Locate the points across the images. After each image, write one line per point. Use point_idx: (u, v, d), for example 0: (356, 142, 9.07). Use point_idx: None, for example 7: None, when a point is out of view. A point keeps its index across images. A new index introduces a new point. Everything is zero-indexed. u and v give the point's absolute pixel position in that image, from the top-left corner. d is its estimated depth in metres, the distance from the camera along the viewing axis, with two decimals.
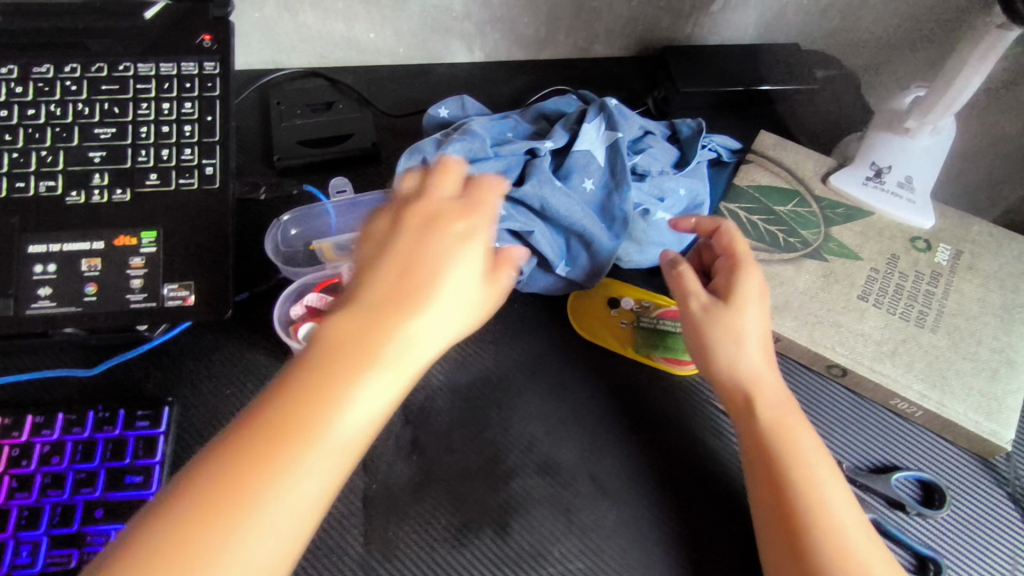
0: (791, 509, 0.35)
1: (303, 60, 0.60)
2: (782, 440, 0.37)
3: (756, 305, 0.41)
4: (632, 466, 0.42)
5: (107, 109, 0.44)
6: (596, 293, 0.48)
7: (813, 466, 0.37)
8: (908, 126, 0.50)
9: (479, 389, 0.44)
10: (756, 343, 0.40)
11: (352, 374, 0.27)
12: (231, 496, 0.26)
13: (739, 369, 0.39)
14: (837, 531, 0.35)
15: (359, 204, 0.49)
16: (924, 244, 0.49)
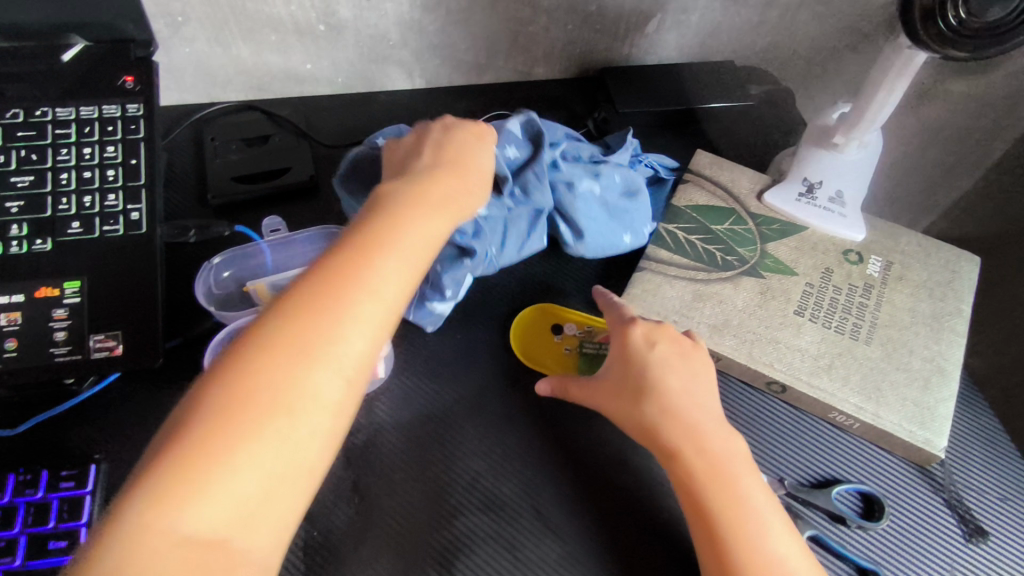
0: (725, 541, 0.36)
1: (239, 94, 0.59)
2: (715, 470, 0.38)
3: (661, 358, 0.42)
4: (577, 496, 0.42)
5: (24, 156, 0.43)
6: (540, 321, 0.49)
7: (746, 497, 0.38)
8: (837, 141, 0.51)
9: (422, 424, 0.44)
10: (675, 384, 0.41)
11: (335, 300, 0.32)
12: (239, 411, 0.29)
13: (667, 403, 0.40)
14: (771, 560, 0.36)
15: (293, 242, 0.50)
16: (856, 256, 0.50)
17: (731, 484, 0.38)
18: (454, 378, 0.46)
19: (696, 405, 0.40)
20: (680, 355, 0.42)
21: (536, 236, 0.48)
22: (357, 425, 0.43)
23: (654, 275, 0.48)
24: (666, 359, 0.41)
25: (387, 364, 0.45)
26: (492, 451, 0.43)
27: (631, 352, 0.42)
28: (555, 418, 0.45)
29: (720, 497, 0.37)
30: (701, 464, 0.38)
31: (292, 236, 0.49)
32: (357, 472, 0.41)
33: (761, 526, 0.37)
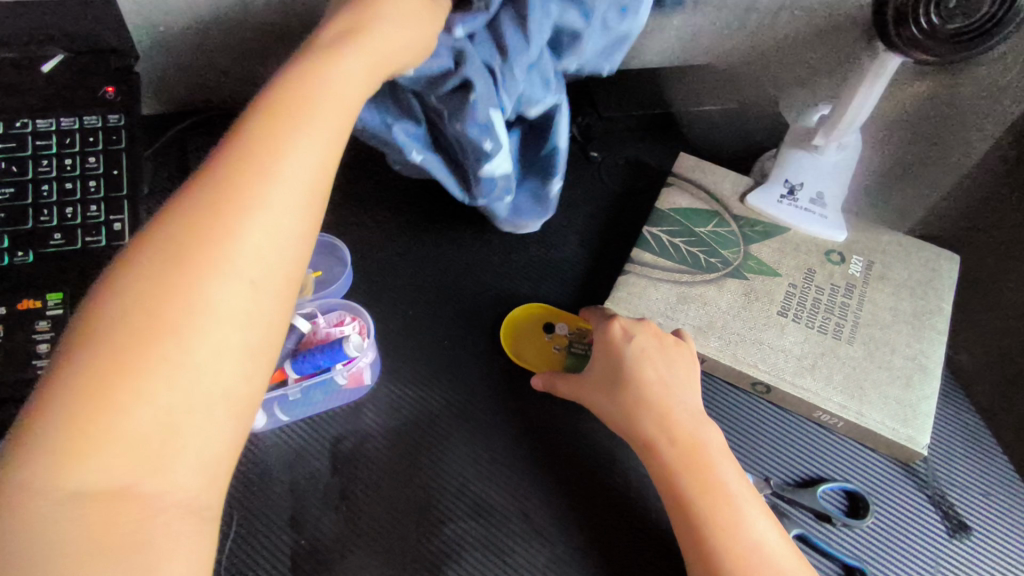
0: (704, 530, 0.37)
1: (222, 102, 0.59)
2: (696, 463, 0.39)
3: (639, 360, 0.42)
4: (564, 498, 0.42)
5: (5, 169, 0.43)
6: (531, 322, 0.50)
7: (725, 486, 0.39)
8: (817, 143, 0.52)
9: (409, 431, 0.44)
10: (653, 380, 0.42)
11: (241, 196, 0.28)
12: (133, 335, 0.25)
13: (647, 397, 0.41)
14: (751, 548, 0.37)
15: None
16: (838, 256, 0.50)
17: (710, 474, 0.39)
18: (442, 383, 0.46)
19: (674, 397, 0.42)
20: (658, 345, 0.43)
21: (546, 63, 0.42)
22: (345, 432, 0.43)
23: (639, 278, 0.49)
24: (645, 349, 0.43)
25: (374, 371, 0.45)
26: (480, 457, 0.43)
27: (612, 346, 0.43)
28: (542, 421, 0.45)
29: (701, 488, 0.38)
30: (680, 455, 0.39)
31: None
32: (343, 479, 0.41)
33: (741, 514, 0.38)
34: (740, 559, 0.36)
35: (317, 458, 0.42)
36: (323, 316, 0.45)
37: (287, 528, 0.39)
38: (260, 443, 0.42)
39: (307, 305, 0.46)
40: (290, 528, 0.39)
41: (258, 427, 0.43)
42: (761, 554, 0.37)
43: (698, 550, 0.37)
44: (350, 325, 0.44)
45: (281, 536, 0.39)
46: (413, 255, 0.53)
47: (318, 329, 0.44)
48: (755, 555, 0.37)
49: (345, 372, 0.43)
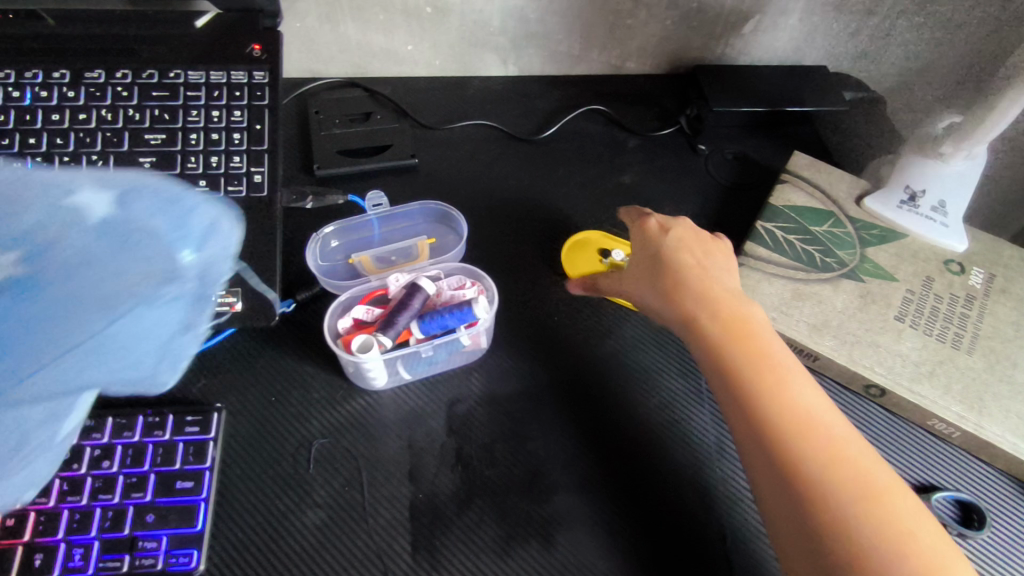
0: (754, 404, 0.38)
1: (340, 71, 0.61)
2: (732, 335, 0.40)
3: (676, 248, 0.46)
4: (671, 480, 0.42)
5: (158, 116, 0.45)
6: (591, 249, 0.52)
7: (768, 360, 0.39)
8: (942, 151, 0.50)
9: (521, 400, 0.45)
10: (686, 261, 0.45)
11: None
12: None
13: (680, 275, 0.44)
14: (802, 409, 0.37)
15: (394, 216, 0.53)
16: (957, 266, 0.50)
17: (754, 349, 0.40)
18: (550, 359, 0.47)
19: (706, 274, 0.44)
20: (687, 236, 0.47)
21: (149, 326, 0.35)
22: (460, 395, 0.44)
23: (753, 271, 0.49)
24: (671, 237, 0.47)
25: (491, 334, 0.46)
26: (593, 432, 0.44)
27: (643, 241, 0.47)
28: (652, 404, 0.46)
29: (748, 360, 0.39)
30: (723, 331, 0.41)
31: (400, 208, 0.52)
32: (459, 438, 0.43)
33: (790, 385, 0.38)
34: (783, 413, 0.37)
35: (434, 418, 0.43)
36: (446, 279, 0.47)
37: (406, 481, 0.41)
38: (379, 399, 0.44)
39: (432, 268, 0.48)
40: (409, 481, 0.41)
41: (381, 384, 0.44)
42: (812, 418, 0.37)
43: (754, 420, 0.37)
44: (472, 290, 0.46)
45: (400, 488, 0.41)
46: (522, 233, 0.54)
47: (440, 292, 0.46)
48: (802, 413, 0.37)
49: (468, 335, 0.44)
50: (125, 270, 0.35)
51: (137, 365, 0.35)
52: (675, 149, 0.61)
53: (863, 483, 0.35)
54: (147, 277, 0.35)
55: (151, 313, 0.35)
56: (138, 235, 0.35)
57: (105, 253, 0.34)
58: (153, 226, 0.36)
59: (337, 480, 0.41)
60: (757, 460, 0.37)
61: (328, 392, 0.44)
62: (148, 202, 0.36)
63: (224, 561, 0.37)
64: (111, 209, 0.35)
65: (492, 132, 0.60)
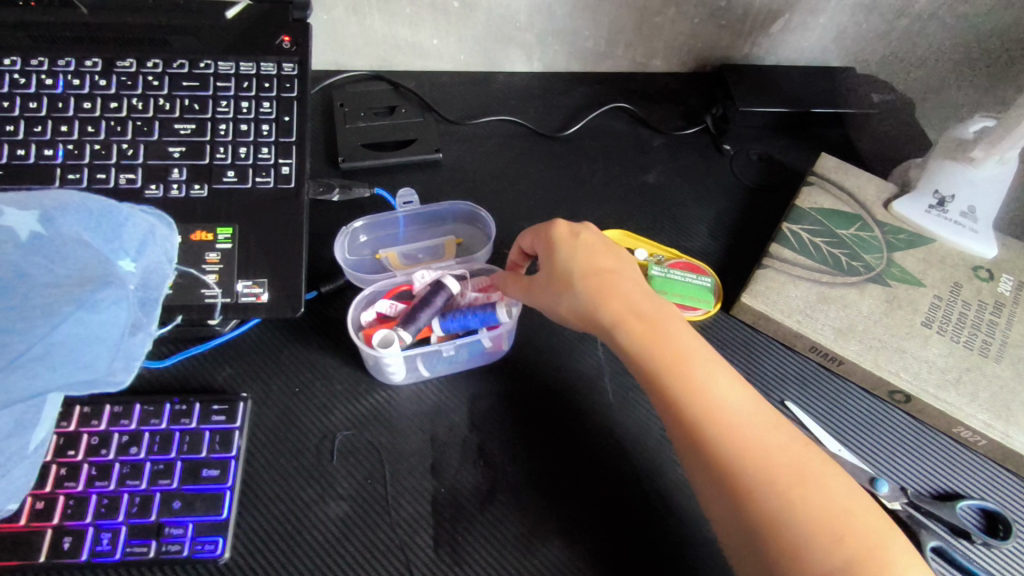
0: (689, 424, 0.37)
1: (366, 64, 0.61)
2: (659, 352, 0.39)
3: (586, 259, 0.42)
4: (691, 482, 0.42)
5: (188, 106, 0.45)
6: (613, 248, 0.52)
7: (697, 374, 0.38)
8: (974, 155, 0.49)
9: (544, 397, 0.45)
10: (597, 276, 0.41)
11: None
12: None
13: (596, 292, 0.41)
14: (735, 425, 0.37)
15: (425, 215, 0.52)
16: (986, 273, 0.49)
17: (674, 354, 0.39)
18: (573, 356, 0.47)
19: (623, 286, 0.42)
20: (593, 242, 0.43)
21: (95, 327, 0.30)
22: (482, 390, 0.44)
23: (778, 273, 0.48)
24: (576, 245, 0.42)
25: (512, 338, 0.46)
26: (612, 432, 0.43)
27: (545, 253, 0.43)
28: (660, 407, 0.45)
29: (669, 370, 0.39)
30: (642, 341, 0.40)
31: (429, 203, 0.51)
32: (480, 433, 0.43)
33: (719, 396, 0.38)
34: (718, 430, 0.36)
35: (455, 413, 0.43)
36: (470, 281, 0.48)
37: (428, 475, 0.41)
38: (402, 392, 0.44)
39: (457, 268, 0.49)
40: (431, 475, 0.41)
41: (398, 380, 0.44)
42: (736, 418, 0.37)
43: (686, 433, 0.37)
44: (496, 294, 0.46)
45: (422, 482, 0.41)
46: None
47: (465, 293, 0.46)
48: (735, 428, 0.37)
49: (489, 338, 0.44)
50: (57, 272, 0.30)
51: (91, 366, 0.31)
52: (699, 148, 0.61)
53: (791, 475, 0.35)
54: (81, 282, 0.30)
55: (96, 316, 0.30)
56: (68, 246, 0.31)
57: (28, 268, 0.29)
58: (81, 238, 0.31)
59: (360, 472, 0.41)
60: (704, 482, 0.36)
61: (351, 384, 0.44)
62: (75, 216, 0.32)
63: (249, 550, 0.38)
64: (36, 226, 0.31)
65: (516, 128, 0.60)
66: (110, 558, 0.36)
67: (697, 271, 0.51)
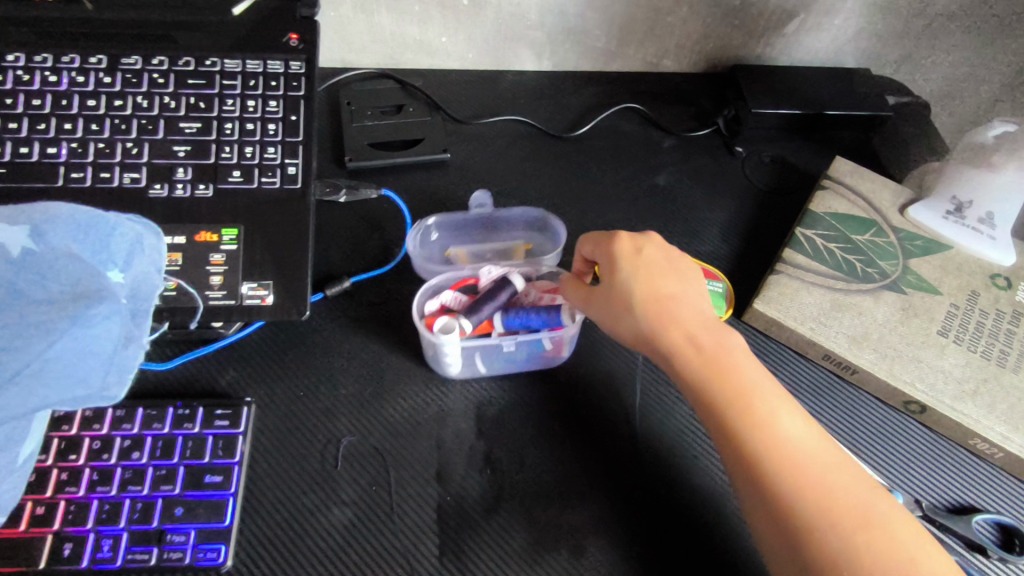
0: (747, 451, 0.36)
1: (374, 61, 0.60)
2: (719, 376, 0.38)
3: (650, 279, 0.41)
4: (706, 489, 0.42)
5: (193, 104, 0.45)
6: None
7: (758, 400, 0.37)
8: (993, 160, 0.49)
9: (553, 403, 0.44)
10: (661, 297, 0.41)
11: None
12: None
13: (659, 314, 0.40)
14: (796, 454, 0.36)
15: (500, 220, 0.52)
16: (1004, 281, 0.48)
17: (736, 382, 0.38)
18: (583, 361, 0.46)
19: (687, 307, 0.41)
20: (658, 260, 0.42)
21: (89, 343, 0.32)
22: (490, 397, 0.44)
23: (792, 279, 0.47)
24: (640, 265, 0.42)
25: (573, 343, 0.46)
26: (622, 438, 0.43)
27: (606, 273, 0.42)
28: (673, 413, 0.44)
29: (730, 401, 0.37)
30: (702, 369, 0.39)
31: (508, 212, 0.51)
32: (487, 439, 0.42)
33: (781, 425, 0.37)
34: (779, 459, 0.35)
35: (462, 420, 0.43)
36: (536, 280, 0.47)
37: (434, 483, 0.40)
38: (409, 397, 0.43)
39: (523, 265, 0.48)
40: (437, 482, 0.40)
41: (455, 372, 0.44)
42: (800, 453, 0.36)
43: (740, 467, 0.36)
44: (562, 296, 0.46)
45: (428, 489, 0.40)
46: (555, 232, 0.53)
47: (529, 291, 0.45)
48: (797, 458, 0.36)
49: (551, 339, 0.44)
50: (51, 287, 0.32)
51: (88, 381, 0.33)
52: (710, 150, 0.60)
53: (853, 518, 0.34)
54: (76, 298, 0.32)
55: (90, 332, 0.32)
56: (59, 261, 0.33)
57: (23, 285, 0.32)
58: (72, 252, 0.33)
59: (365, 479, 0.40)
60: (758, 512, 0.35)
61: (358, 389, 0.43)
62: (63, 228, 0.34)
63: (251, 557, 0.37)
64: (27, 241, 0.33)
65: (526, 128, 0.59)
66: (111, 564, 0.35)
67: (710, 277, 0.50)
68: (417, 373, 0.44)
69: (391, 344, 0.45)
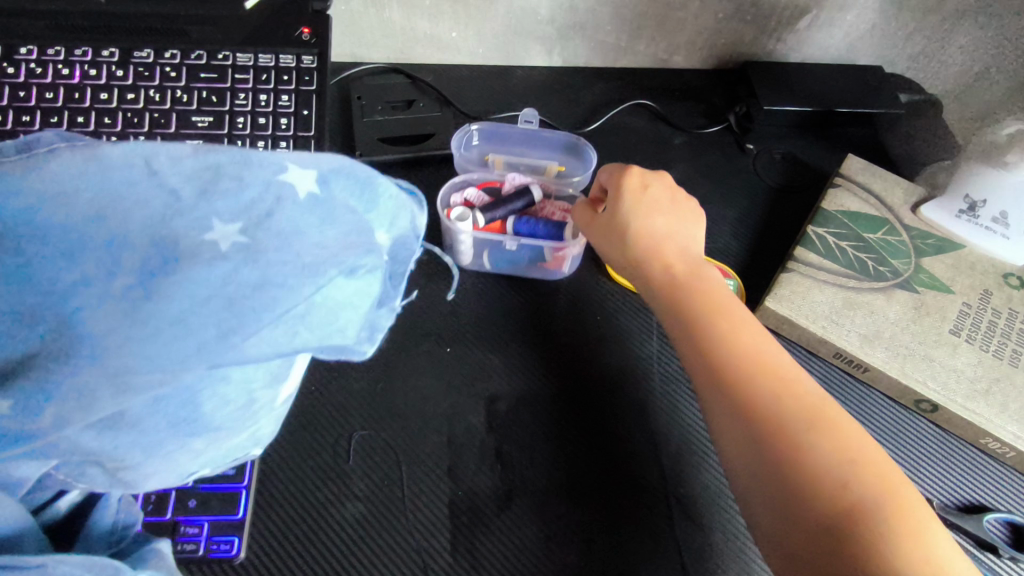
0: (719, 362, 0.39)
1: (383, 56, 0.60)
2: (697, 300, 0.41)
3: (645, 210, 0.45)
4: (707, 479, 0.42)
5: (206, 98, 0.45)
6: None
7: (734, 322, 0.40)
8: (1008, 160, 0.46)
9: (565, 397, 0.44)
10: (655, 229, 0.44)
11: None
12: None
13: (648, 241, 0.44)
14: (767, 368, 0.38)
15: (537, 136, 0.56)
16: (1017, 280, 0.48)
17: (727, 320, 0.40)
18: (591, 355, 0.46)
19: (674, 241, 0.44)
20: (658, 196, 0.45)
21: (347, 295, 0.30)
22: (501, 392, 0.44)
23: (803, 277, 0.47)
24: (640, 198, 0.45)
25: (574, 266, 0.49)
26: (631, 430, 0.43)
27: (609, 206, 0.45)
28: (678, 401, 0.44)
29: (722, 334, 0.40)
30: (696, 302, 0.41)
31: (547, 131, 0.54)
32: (501, 434, 0.42)
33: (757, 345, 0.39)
34: (752, 370, 0.38)
35: (473, 415, 0.43)
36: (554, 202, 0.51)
37: (445, 478, 0.40)
38: (420, 392, 0.43)
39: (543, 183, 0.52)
40: (448, 478, 0.40)
41: (465, 262, 0.49)
42: (790, 382, 0.38)
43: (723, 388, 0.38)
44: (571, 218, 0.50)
45: (439, 484, 0.40)
46: None
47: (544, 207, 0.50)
48: (771, 373, 0.38)
49: (551, 254, 0.48)
50: (332, 231, 0.30)
51: (342, 329, 0.31)
52: (721, 148, 0.60)
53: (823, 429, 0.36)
54: (349, 246, 0.30)
55: (353, 282, 0.30)
56: (342, 212, 0.31)
57: (306, 226, 0.29)
58: (349, 207, 0.32)
59: (377, 473, 0.40)
60: (725, 420, 0.37)
61: (369, 382, 0.43)
62: (345, 180, 0.32)
63: (264, 550, 0.37)
64: (314, 187, 0.31)
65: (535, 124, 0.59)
66: None
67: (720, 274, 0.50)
68: (428, 367, 0.44)
69: (403, 338, 0.45)
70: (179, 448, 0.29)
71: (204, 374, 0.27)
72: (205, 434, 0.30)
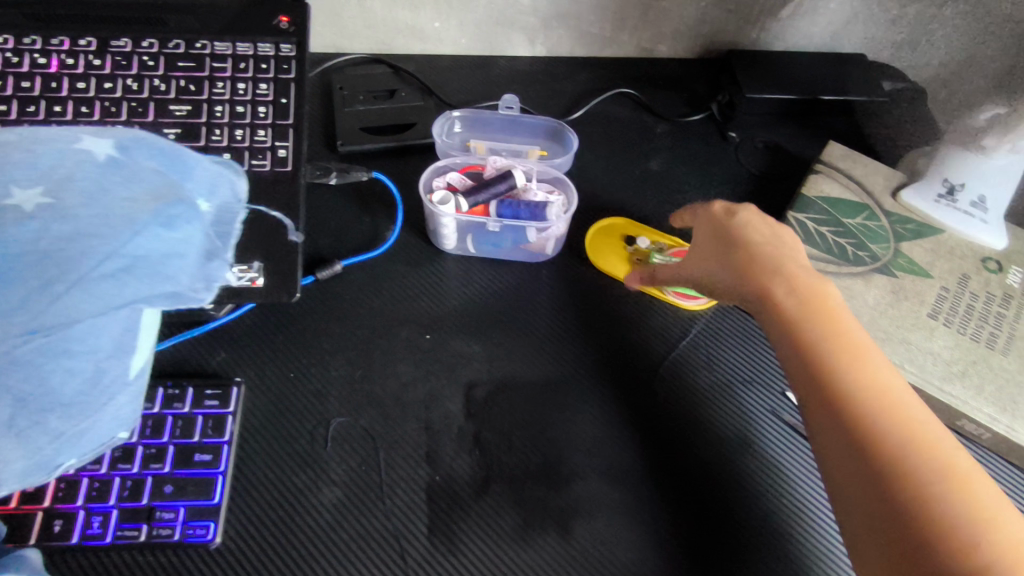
0: (830, 374, 0.36)
1: (366, 47, 0.60)
2: (804, 311, 0.39)
3: (750, 231, 0.43)
4: (744, 490, 0.41)
5: (183, 87, 0.45)
6: (612, 235, 0.51)
7: (846, 335, 0.38)
8: (985, 144, 0.46)
9: (650, 392, 0.44)
10: (762, 246, 0.42)
11: None
12: None
13: (756, 256, 0.42)
14: (879, 384, 0.35)
15: (519, 122, 0.57)
16: (995, 264, 0.48)
17: (834, 331, 0.38)
18: (571, 342, 0.46)
19: (790, 257, 0.42)
20: (756, 219, 0.44)
21: (171, 243, 0.29)
22: (481, 378, 0.44)
23: None
24: (741, 222, 0.44)
25: (559, 246, 0.50)
26: (669, 441, 0.42)
27: (709, 232, 0.45)
28: (715, 413, 0.44)
29: (832, 335, 0.37)
30: (800, 310, 0.39)
31: (529, 116, 0.55)
32: (590, 431, 0.42)
33: (867, 359, 0.36)
34: (865, 387, 0.35)
35: (451, 401, 0.43)
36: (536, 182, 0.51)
37: (423, 463, 0.40)
38: (399, 379, 0.43)
39: (530, 165, 0.52)
40: (426, 463, 0.40)
41: (449, 246, 0.49)
42: (896, 402, 0.35)
43: (826, 392, 0.35)
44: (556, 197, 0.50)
45: (416, 470, 0.40)
46: None
47: (527, 189, 0.49)
48: (882, 390, 0.35)
49: (536, 234, 0.48)
50: (137, 188, 0.29)
51: (174, 276, 0.29)
52: (704, 136, 0.60)
53: (934, 452, 0.33)
54: (156, 198, 0.29)
55: (174, 233, 0.29)
56: (143, 170, 0.30)
57: (109, 184, 0.28)
58: (156, 170, 0.31)
59: (355, 459, 0.40)
60: (831, 440, 0.35)
61: (348, 370, 0.43)
62: (147, 149, 0.31)
63: (240, 534, 0.37)
64: (112, 151, 0.29)
65: None
66: (101, 541, 0.36)
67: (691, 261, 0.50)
68: (407, 355, 0.44)
69: (382, 325, 0.45)
70: (30, 427, 0.26)
71: (30, 342, 0.25)
72: (61, 410, 0.27)
